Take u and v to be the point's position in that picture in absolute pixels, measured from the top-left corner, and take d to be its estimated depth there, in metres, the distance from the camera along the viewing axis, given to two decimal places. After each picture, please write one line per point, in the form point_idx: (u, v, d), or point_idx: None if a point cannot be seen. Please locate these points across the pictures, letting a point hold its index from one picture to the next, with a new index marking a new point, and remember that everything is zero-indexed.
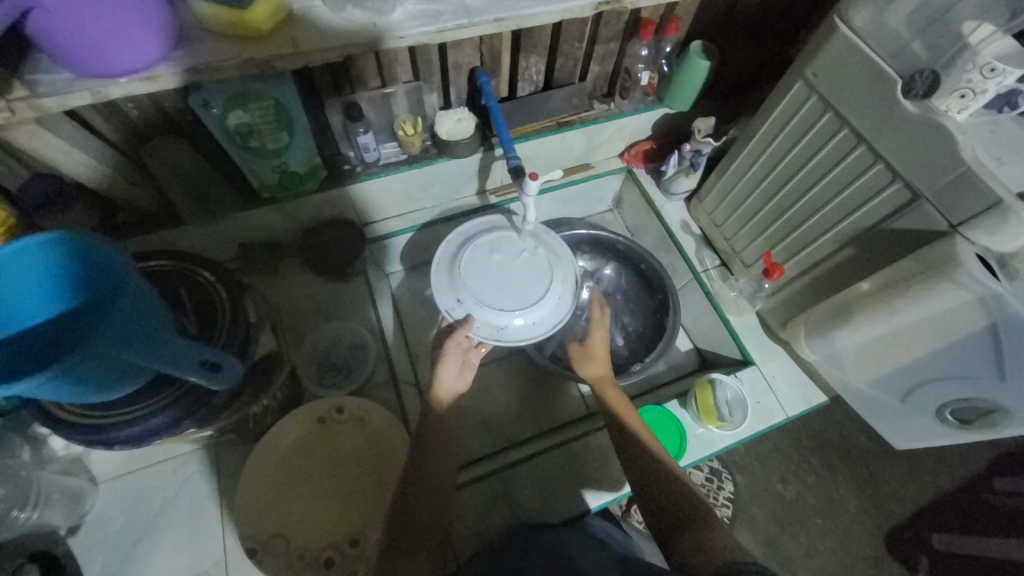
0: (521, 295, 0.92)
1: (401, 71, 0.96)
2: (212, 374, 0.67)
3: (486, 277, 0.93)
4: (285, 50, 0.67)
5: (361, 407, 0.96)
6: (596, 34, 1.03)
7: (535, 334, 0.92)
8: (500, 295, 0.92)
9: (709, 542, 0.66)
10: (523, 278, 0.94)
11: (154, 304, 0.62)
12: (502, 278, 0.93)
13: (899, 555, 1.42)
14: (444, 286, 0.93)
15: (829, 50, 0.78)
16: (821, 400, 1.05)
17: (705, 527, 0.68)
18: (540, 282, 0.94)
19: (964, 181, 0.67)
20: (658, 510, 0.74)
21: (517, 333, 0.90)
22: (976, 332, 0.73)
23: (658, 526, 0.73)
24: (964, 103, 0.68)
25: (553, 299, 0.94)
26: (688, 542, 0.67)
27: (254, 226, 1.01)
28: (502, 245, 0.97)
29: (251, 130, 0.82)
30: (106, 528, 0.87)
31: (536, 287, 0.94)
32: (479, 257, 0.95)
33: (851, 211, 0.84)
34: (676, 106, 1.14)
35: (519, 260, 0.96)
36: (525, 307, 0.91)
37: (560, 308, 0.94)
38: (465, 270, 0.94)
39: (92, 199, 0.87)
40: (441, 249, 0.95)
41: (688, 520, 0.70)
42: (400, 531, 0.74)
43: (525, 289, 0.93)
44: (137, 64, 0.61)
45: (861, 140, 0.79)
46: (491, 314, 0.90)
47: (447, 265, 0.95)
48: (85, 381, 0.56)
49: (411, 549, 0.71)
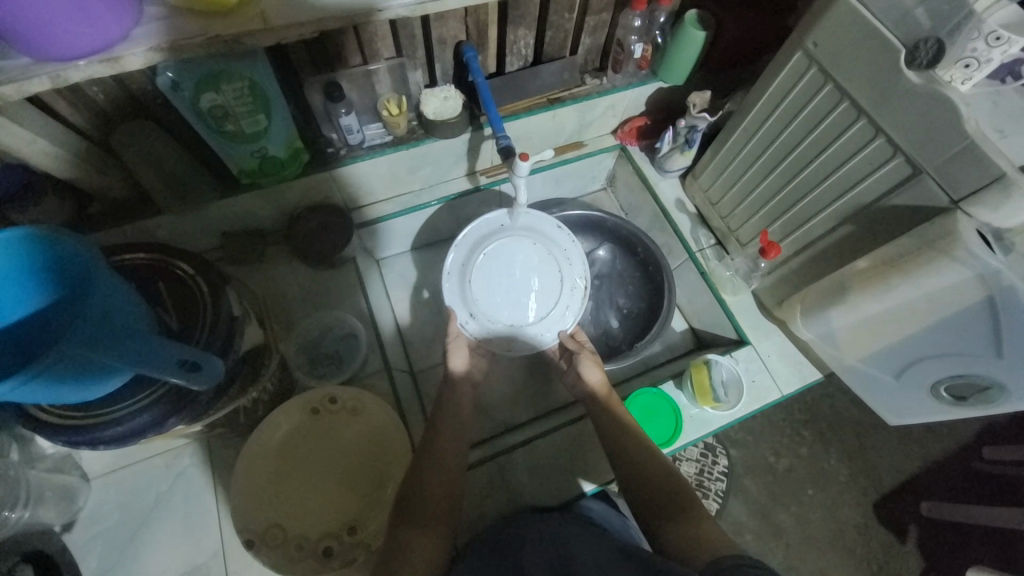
0: (529, 314, 1.00)
1: (382, 46, 0.91)
2: (193, 374, 0.63)
3: (494, 291, 1.00)
4: (254, 27, 0.63)
5: (355, 398, 0.94)
6: (587, 5, 0.98)
7: (544, 343, 1.00)
8: (509, 311, 1.00)
9: (700, 535, 0.66)
10: (532, 294, 1.01)
11: (128, 301, 0.60)
12: (511, 294, 1.01)
13: (888, 522, 1.46)
14: (458, 300, 0.98)
15: (830, 18, 0.74)
16: (816, 377, 1.04)
17: (697, 520, 0.69)
18: (547, 296, 1.01)
19: (967, 155, 0.65)
20: (649, 501, 0.74)
21: (526, 345, 0.99)
22: (974, 308, 0.72)
23: (648, 516, 0.73)
24: (968, 73, 0.66)
25: (559, 312, 1.01)
26: (676, 533, 0.68)
27: (237, 214, 0.98)
28: (510, 253, 1.01)
29: (225, 113, 0.78)
30: (102, 523, 0.86)
31: (544, 302, 1.01)
32: (485, 268, 1.00)
33: (850, 187, 0.82)
34: (670, 80, 1.10)
35: (526, 270, 1.02)
36: (534, 323, 1.00)
37: (566, 318, 1.02)
38: (475, 283, 0.99)
39: (63, 189, 0.84)
40: (452, 256, 0.99)
41: (675, 513, 0.71)
42: (398, 521, 0.73)
43: (532, 306, 1.01)
44: (97, 44, 0.57)
45: (861, 114, 0.76)
46: (502, 332, 0.99)
47: (458, 273, 0.99)
48: (62, 382, 0.54)
49: (406, 537, 0.71)
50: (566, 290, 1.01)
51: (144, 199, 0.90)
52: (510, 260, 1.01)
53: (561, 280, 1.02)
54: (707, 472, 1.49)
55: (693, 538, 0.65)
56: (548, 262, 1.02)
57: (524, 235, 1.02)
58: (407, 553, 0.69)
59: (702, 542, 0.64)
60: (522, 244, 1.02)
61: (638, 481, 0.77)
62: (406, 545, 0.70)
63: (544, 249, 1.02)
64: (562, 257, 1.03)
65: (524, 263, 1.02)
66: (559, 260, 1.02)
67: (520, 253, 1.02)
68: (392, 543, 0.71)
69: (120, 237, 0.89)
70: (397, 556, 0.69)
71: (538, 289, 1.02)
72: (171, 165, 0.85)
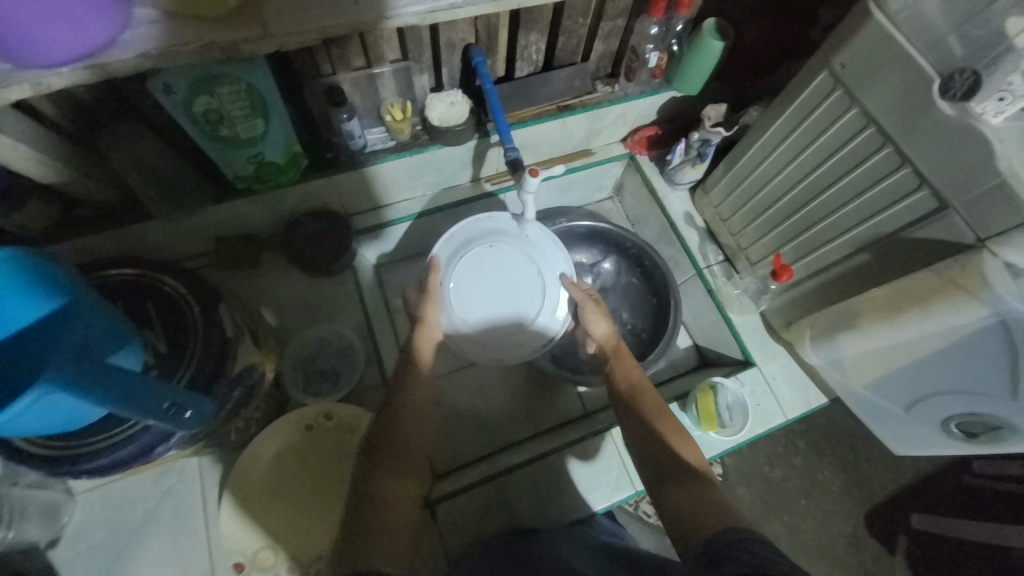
0: (506, 321, 0.96)
1: (387, 49, 0.87)
2: (178, 419, 0.59)
3: (474, 288, 0.95)
4: (253, 33, 0.59)
5: (351, 414, 0.91)
6: (603, 10, 0.94)
7: (499, 357, 0.95)
8: (475, 314, 0.95)
9: (710, 502, 0.63)
10: (512, 302, 0.96)
11: (115, 338, 0.58)
12: (487, 301, 0.96)
13: (880, 534, 1.46)
14: (447, 258, 0.95)
15: (859, 40, 0.71)
16: (821, 402, 1.03)
17: (699, 484, 0.66)
18: (520, 313, 0.96)
19: (998, 194, 0.62)
20: (650, 471, 0.72)
21: (478, 354, 0.94)
22: (997, 352, 0.69)
23: (654, 484, 0.70)
24: (1001, 106, 0.61)
25: (525, 335, 0.96)
26: (685, 496, 0.65)
27: (230, 220, 0.94)
28: (507, 263, 0.97)
29: (221, 117, 0.74)
30: (88, 540, 0.84)
31: (515, 318, 0.96)
32: (483, 259, 0.96)
33: (870, 216, 0.80)
34: (684, 90, 1.06)
35: (520, 279, 0.97)
36: (494, 334, 0.95)
37: (530, 344, 0.96)
38: (466, 264, 0.95)
39: (47, 192, 0.79)
40: (465, 223, 0.97)
41: (676, 474, 0.69)
42: (370, 461, 0.69)
43: (502, 318, 0.96)
44: (82, 50, 0.53)
45: (887, 142, 0.73)
46: (469, 327, 0.94)
47: (460, 241, 0.96)
48: (49, 424, 0.50)
49: (379, 482, 0.67)
50: (539, 319, 0.96)
51: (132, 204, 0.85)
52: (506, 269, 0.97)
53: (540, 306, 0.96)
54: None
55: (694, 506, 0.63)
56: (537, 288, 0.97)
57: (532, 265, 0.97)
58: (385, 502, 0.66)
59: (704, 509, 0.62)
60: (526, 268, 0.97)
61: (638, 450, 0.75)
62: (378, 487, 0.67)
63: (539, 280, 0.97)
64: (549, 287, 0.97)
65: (518, 280, 0.97)
66: (545, 288, 0.97)
67: (518, 273, 0.97)
68: (360, 484, 0.68)
69: (107, 244, 0.85)
70: (369, 503, 0.65)
71: (514, 304, 0.96)
72: (162, 170, 0.80)
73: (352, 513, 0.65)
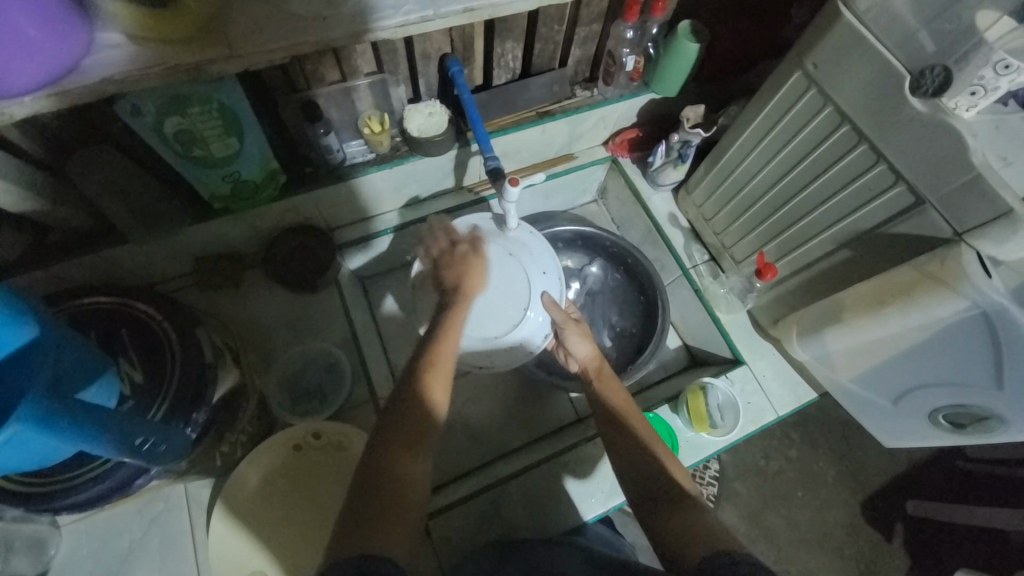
0: (480, 329, 0.90)
1: (362, 62, 0.86)
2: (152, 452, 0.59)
3: None
4: (218, 53, 0.58)
5: (340, 432, 0.90)
6: (577, 16, 0.94)
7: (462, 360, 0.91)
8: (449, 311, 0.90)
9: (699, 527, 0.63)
10: (487, 312, 0.89)
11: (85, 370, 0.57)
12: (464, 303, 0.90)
13: (876, 522, 1.47)
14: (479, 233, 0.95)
15: (830, 39, 0.71)
16: (811, 397, 1.03)
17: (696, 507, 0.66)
18: (493, 326, 0.89)
19: (973, 188, 0.63)
20: (641, 494, 0.70)
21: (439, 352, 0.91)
22: (979, 344, 0.70)
23: (642, 507, 0.69)
24: (973, 100, 0.63)
25: (493, 349, 0.90)
26: (669, 519, 0.65)
27: (210, 240, 0.93)
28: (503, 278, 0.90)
29: (193, 137, 0.73)
30: (73, 574, 0.82)
31: (486, 329, 0.90)
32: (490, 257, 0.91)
33: (849, 213, 0.80)
34: (663, 92, 1.06)
35: (509, 300, 0.90)
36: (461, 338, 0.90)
37: (495, 358, 0.91)
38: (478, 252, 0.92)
39: (17, 220, 0.77)
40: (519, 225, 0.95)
41: (670, 501, 0.67)
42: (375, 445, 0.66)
43: (474, 327, 0.90)
44: (42, 78, 0.51)
45: (862, 139, 0.74)
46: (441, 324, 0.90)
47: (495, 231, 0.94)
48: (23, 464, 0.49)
49: (388, 466, 0.64)
50: (512, 341, 0.89)
51: (105, 228, 0.84)
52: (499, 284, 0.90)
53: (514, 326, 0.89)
54: (699, 478, 1.49)
55: (687, 530, 0.63)
56: (517, 308, 0.89)
57: (524, 292, 0.90)
58: (389, 484, 0.62)
59: (700, 532, 0.61)
60: (516, 293, 0.90)
61: (624, 471, 0.74)
62: (385, 467, 0.63)
63: (520, 302, 0.89)
64: (530, 310, 0.89)
65: (505, 298, 0.90)
66: (525, 310, 0.89)
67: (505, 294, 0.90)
68: (366, 466, 0.64)
69: (81, 271, 0.83)
70: (372, 487, 0.61)
71: (489, 316, 0.89)
72: (135, 194, 0.79)
73: (357, 499, 0.61)
